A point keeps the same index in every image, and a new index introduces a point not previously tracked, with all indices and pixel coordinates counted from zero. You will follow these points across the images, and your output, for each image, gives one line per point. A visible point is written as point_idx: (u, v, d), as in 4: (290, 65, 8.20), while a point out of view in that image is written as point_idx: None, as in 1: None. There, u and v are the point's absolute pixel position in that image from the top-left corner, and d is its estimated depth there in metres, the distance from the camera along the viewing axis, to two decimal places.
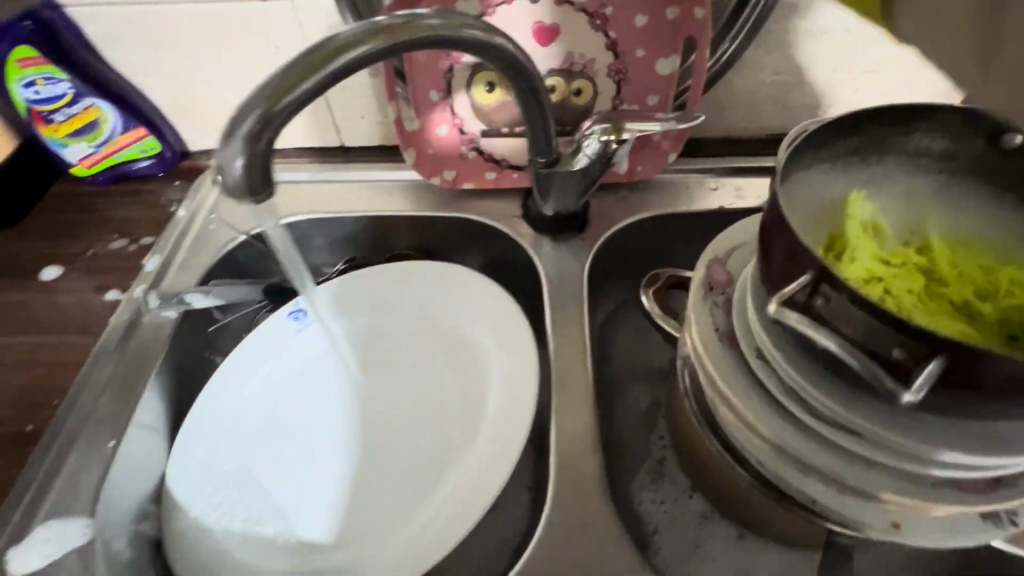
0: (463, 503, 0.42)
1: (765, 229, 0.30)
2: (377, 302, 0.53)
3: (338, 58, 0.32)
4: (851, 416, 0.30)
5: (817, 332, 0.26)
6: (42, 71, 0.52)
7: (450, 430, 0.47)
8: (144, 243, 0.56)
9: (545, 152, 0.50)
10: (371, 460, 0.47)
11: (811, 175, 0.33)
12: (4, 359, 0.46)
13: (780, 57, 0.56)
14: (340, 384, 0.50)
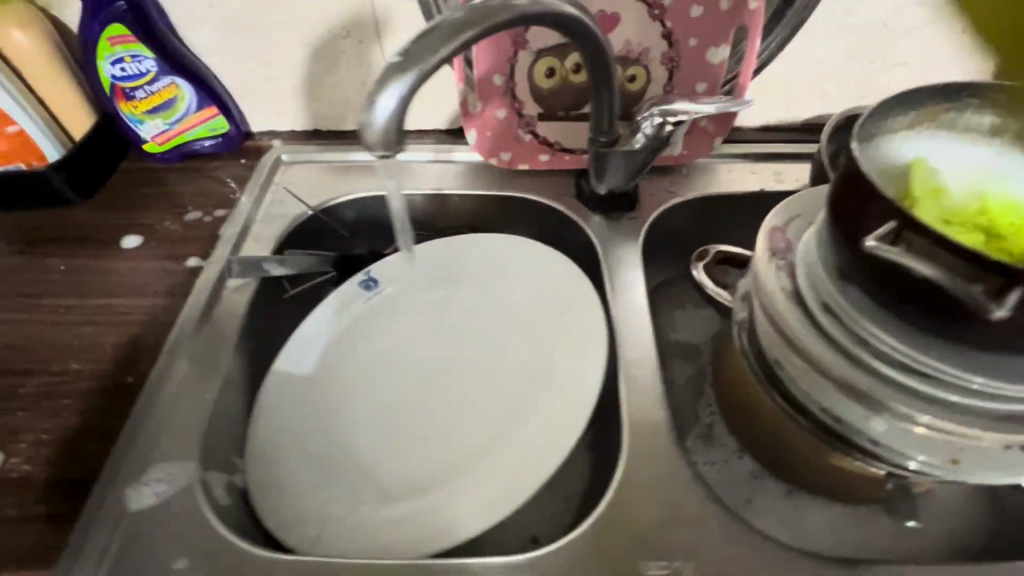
0: (535, 451, 0.45)
1: (844, 190, 0.34)
2: (446, 273, 0.56)
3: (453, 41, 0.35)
4: (919, 356, 0.34)
5: (908, 259, 0.30)
6: (130, 50, 0.55)
7: (517, 389, 0.50)
8: (218, 215, 0.59)
9: (607, 131, 0.53)
10: (441, 415, 0.49)
11: (879, 145, 0.37)
12: (101, 318, 0.50)
13: (822, 49, 0.59)
14: (411, 349, 0.53)
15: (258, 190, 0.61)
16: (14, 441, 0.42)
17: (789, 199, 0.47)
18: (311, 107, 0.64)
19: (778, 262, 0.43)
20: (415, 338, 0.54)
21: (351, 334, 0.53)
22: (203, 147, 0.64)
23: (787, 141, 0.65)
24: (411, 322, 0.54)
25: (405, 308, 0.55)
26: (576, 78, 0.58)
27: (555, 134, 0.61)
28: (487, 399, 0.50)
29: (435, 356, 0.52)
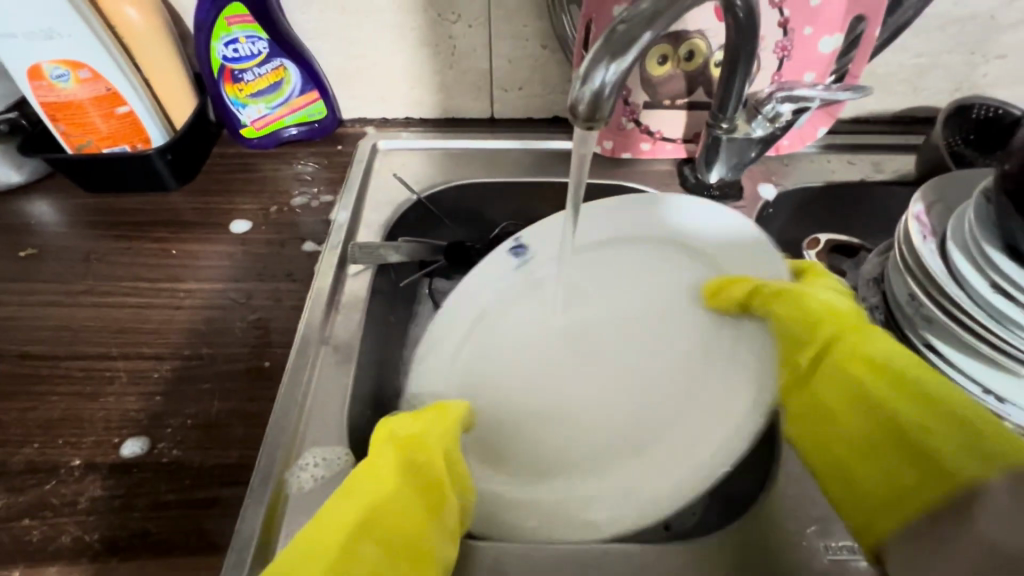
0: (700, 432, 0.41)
1: None
2: (598, 243, 0.53)
3: (674, 10, 0.33)
4: None
5: None
6: (246, 30, 0.55)
7: (676, 368, 0.45)
8: (324, 200, 0.59)
9: (729, 117, 0.53)
10: (588, 396, 0.47)
11: None
12: (229, 302, 0.50)
13: (925, 41, 0.59)
14: (544, 319, 0.51)
15: (361, 178, 0.60)
16: (160, 425, 0.42)
17: (928, 183, 0.48)
18: (407, 94, 0.63)
19: (930, 241, 0.44)
20: (560, 313, 0.51)
21: (488, 310, 0.52)
22: (292, 134, 0.63)
23: (878, 133, 0.66)
24: (560, 294, 0.52)
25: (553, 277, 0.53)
26: (687, 66, 0.57)
27: (659, 123, 0.61)
28: (637, 379, 0.46)
29: (582, 332, 0.50)
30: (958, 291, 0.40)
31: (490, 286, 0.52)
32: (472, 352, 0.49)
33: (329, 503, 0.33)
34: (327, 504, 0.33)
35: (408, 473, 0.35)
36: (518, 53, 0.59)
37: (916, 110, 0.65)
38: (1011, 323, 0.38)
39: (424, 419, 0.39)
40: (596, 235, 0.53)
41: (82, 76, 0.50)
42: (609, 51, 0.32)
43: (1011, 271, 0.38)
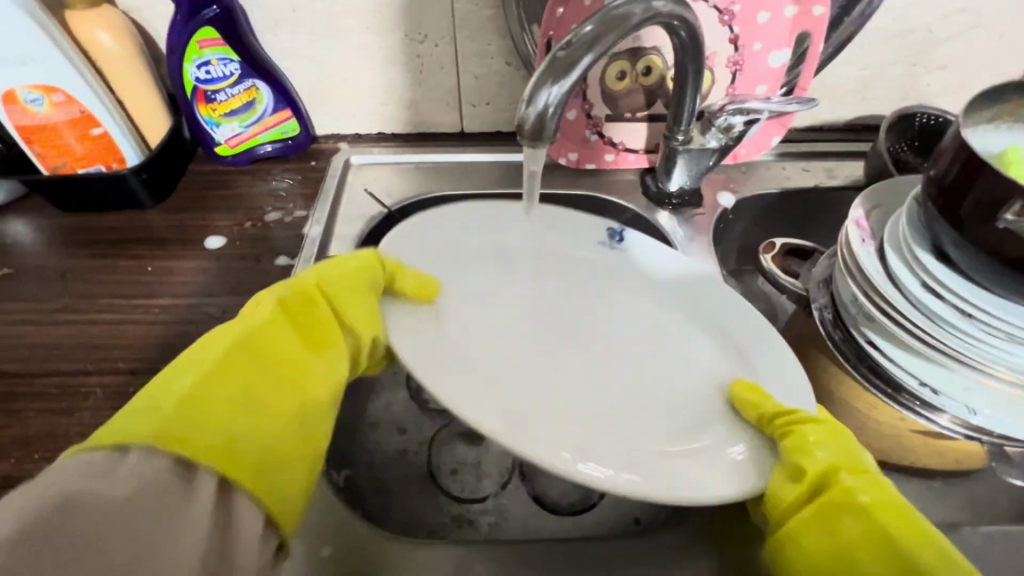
0: (720, 462, 0.37)
1: (964, 178, 0.39)
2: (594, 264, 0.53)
3: (612, 36, 0.35)
4: (1008, 320, 0.38)
5: None
6: (217, 52, 0.56)
7: (663, 384, 0.44)
8: (298, 215, 0.60)
9: (685, 129, 0.55)
10: (566, 373, 0.44)
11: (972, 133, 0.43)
12: (203, 317, 0.51)
13: (869, 54, 0.62)
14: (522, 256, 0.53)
15: (334, 193, 0.62)
16: None
17: (867, 190, 0.51)
18: (378, 110, 0.65)
19: (868, 244, 0.47)
20: (546, 286, 0.51)
21: (435, 273, 0.48)
22: (266, 151, 0.65)
23: (830, 141, 0.69)
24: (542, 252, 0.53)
25: (535, 271, 0.52)
26: (645, 81, 0.59)
27: (621, 134, 0.63)
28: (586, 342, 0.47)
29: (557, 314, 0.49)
30: (893, 290, 0.43)
31: (449, 245, 0.51)
32: (478, 272, 0.50)
33: (198, 341, 0.33)
34: (196, 342, 0.33)
35: (293, 310, 0.36)
36: (484, 70, 0.61)
37: (864, 119, 0.68)
38: (938, 318, 0.41)
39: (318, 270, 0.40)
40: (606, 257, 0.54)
41: (56, 99, 0.51)
42: (551, 74, 0.34)
43: (936, 269, 0.41)
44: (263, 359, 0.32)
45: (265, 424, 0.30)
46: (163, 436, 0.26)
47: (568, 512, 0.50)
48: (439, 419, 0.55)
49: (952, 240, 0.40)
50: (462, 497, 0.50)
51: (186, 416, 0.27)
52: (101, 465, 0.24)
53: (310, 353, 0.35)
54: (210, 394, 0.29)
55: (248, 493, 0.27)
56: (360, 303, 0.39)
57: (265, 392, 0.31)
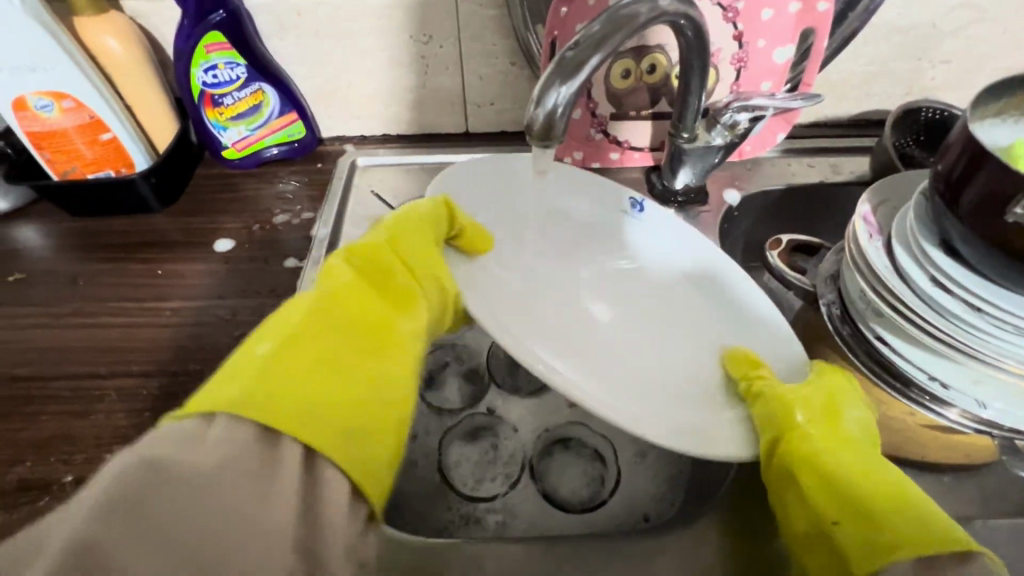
0: (724, 429, 0.40)
1: (971, 172, 0.39)
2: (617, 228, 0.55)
3: (619, 35, 0.35)
4: (1017, 312, 0.38)
5: None
6: (224, 56, 0.57)
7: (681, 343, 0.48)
8: (306, 217, 0.61)
9: (690, 126, 0.55)
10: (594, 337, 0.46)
11: (978, 127, 0.43)
12: (213, 318, 0.52)
13: (874, 49, 0.62)
14: (552, 222, 0.53)
15: (341, 196, 0.62)
16: None
17: (873, 185, 0.51)
18: (383, 111, 0.65)
19: (876, 239, 0.47)
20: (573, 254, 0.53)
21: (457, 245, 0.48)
22: (273, 154, 0.65)
23: (834, 137, 0.69)
24: (556, 214, 0.54)
25: (567, 232, 0.54)
26: (649, 79, 0.59)
27: (625, 132, 0.63)
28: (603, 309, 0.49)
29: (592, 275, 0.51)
30: (902, 285, 0.43)
31: (489, 207, 0.51)
32: (510, 233, 0.51)
33: (279, 312, 0.35)
34: (276, 313, 0.35)
35: (364, 279, 0.38)
36: (488, 70, 0.62)
37: (868, 114, 0.68)
38: (947, 312, 0.41)
39: (387, 231, 0.43)
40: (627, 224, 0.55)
41: (66, 105, 0.52)
42: (559, 74, 0.34)
43: (945, 264, 0.42)
44: (342, 326, 0.34)
45: (346, 388, 0.31)
46: (243, 404, 0.27)
47: (577, 510, 0.50)
48: (448, 418, 0.55)
49: (961, 235, 0.40)
50: (470, 495, 0.50)
51: (269, 384, 0.29)
52: (191, 432, 0.26)
53: (386, 316, 0.37)
54: (289, 357, 0.30)
55: (332, 460, 0.28)
56: (422, 258, 0.42)
57: (346, 358, 0.33)
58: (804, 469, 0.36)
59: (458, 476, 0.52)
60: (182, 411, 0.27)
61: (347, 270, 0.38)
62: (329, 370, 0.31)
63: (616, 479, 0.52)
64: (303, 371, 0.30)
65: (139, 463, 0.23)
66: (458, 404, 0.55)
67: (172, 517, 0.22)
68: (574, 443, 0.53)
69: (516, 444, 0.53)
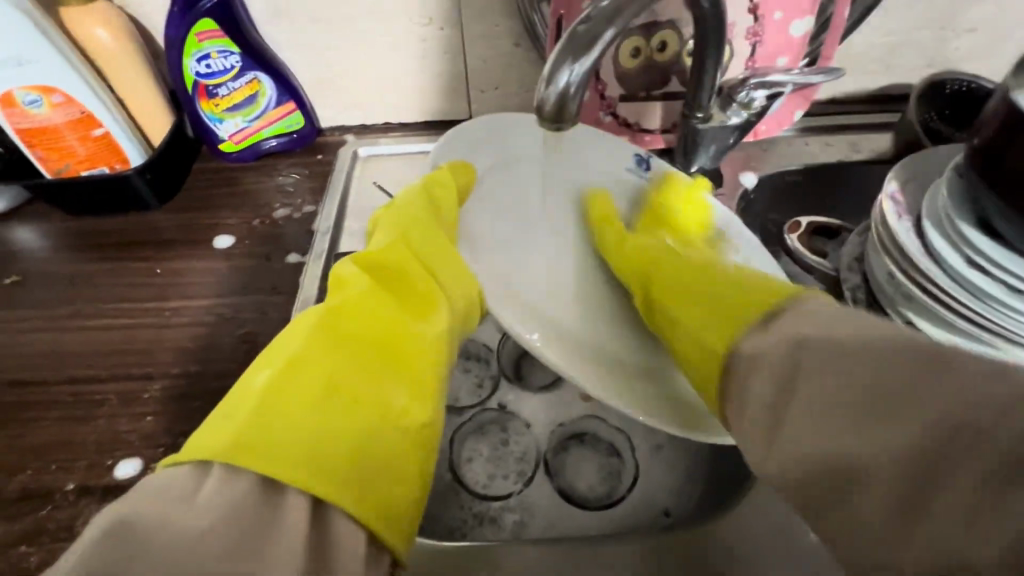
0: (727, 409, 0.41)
1: (1009, 148, 0.37)
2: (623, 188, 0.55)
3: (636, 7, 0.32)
4: None
5: None
6: (217, 45, 0.55)
7: None
8: (307, 210, 0.59)
9: (704, 106, 0.53)
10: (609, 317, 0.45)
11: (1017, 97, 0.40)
12: (215, 317, 0.50)
13: (895, 20, 0.59)
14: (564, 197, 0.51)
15: (342, 187, 0.60)
16: (153, 444, 0.42)
17: (901, 162, 0.48)
18: (382, 99, 0.63)
19: (904, 219, 0.44)
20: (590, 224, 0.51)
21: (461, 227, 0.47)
22: (272, 146, 0.63)
23: (852, 114, 0.66)
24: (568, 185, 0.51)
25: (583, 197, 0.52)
26: (660, 58, 0.57)
27: (636, 114, 0.61)
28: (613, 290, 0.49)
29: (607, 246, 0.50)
30: (935, 268, 0.41)
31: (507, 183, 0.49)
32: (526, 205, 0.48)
33: (288, 328, 0.34)
34: (284, 331, 0.34)
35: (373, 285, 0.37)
36: (491, 52, 0.59)
37: (889, 88, 0.65)
38: (986, 297, 0.38)
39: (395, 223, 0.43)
40: (636, 184, 0.55)
41: (56, 100, 0.50)
42: (570, 52, 0.32)
43: (982, 245, 0.39)
44: (355, 342, 0.33)
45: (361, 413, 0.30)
46: (240, 454, 0.26)
47: (596, 506, 0.48)
48: (459, 415, 0.53)
49: (1001, 214, 0.38)
50: (484, 494, 0.49)
51: (269, 421, 0.28)
52: (182, 485, 0.25)
53: (403, 326, 0.36)
54: (287, 389, 0.29)
55: (343, 510, 0.27)
56: (431, 247, 0.42)
57: (360, 380, 0.31)
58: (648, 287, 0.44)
59: (470, 474, 0.50)
60: (176, 454, 0.27)
61: (362, 282, 0.37)
62: (340, 399, 0.30)
63: (634, 473, 0.50)
64: (306, 402, 0.29)
65: (114, 524, 0.23)
66: (468, 402, 0.54)
67: (172, 560, 0.23)
68: (589, 437, 0.52)
69: (529, 441, 0.52)
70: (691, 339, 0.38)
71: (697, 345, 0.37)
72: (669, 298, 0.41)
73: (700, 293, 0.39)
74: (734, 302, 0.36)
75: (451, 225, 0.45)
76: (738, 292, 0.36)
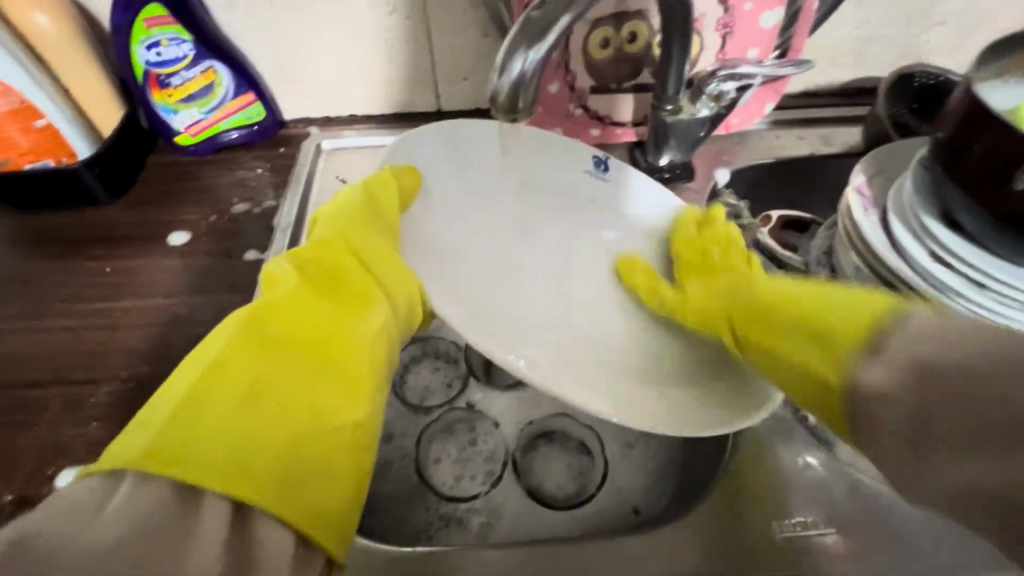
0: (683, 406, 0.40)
1: (970, 143, 0.37)
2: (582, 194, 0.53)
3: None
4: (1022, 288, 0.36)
5: None
6: (167, 32, 0.53)
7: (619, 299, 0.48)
8: (268, 206, 0.57)
9: (673, 98, 0.52)
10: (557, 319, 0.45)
11: (978, 89, 0.40)
12: (167, 317, 0.48)
13: (865, 12, 0.59)
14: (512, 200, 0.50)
15: (305, 182, 0.58)
16: (98, 451, 0.40)
17: (868, 155, 0.48)
18: (346, 90, 0.61)
19: (871, 213, 0.44)
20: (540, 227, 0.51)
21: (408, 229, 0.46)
22: (232, 138, 0.61)
23: (824, 107, 0.66)
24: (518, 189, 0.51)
25: (533, 199, 0.52)
26: (630, 48, 0.56)
27: (607, 107, 0.60)
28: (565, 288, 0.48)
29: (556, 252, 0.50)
30: (899, 261, 0.41)
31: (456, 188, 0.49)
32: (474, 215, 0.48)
33: (208, 334, 0.33)
34: (207, 336, 0.33)
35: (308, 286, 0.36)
36: (458, 43, 0.57)
37: (860, 82, 0.65)
38: (949, 290, 0.38)
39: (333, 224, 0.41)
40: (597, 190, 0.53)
41: None
42: (524, 36, 0.30)
43: (948, 238, 0.39)
44: (288, 343, 0.32)
45: (295, 408, 0.30)
46: (154, 463, 0.25)
47: (564, 506, 0.48)
48: (426, 415, 0.52)
49: (961, 206, 0.38)
50: (450, 496, 0.48)
51: (190, 422, 0.27)
52: (89, 499, 0.24)
53: (339, 324, 0.35)
54: (208, 395, 0.28)
55: (268, 513, 0.26)
56: (374, 244, 0.40)
57: (290, 379, 0.31)
58: (754, 325, 0.36)
59: (436, 476, 0.49)
60: (90, 464, 0.25)
61: (295, 280, 0.36)
62: (266, 400, 0.29)
63: (604, 472, 0.50)
64: (230, 410, 0.28)
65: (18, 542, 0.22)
66: (436, 401, 0.53)
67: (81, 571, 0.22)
68: (559, 435, 0.51)
69: (497, 440, 0.51)
70: (782, 356, 0.33)
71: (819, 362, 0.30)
72: (756, 329, 0.36)
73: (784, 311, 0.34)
74: (809, 310, 0.32)
75: (393, 224, 0.43)
76: (828, 298, 0.31)
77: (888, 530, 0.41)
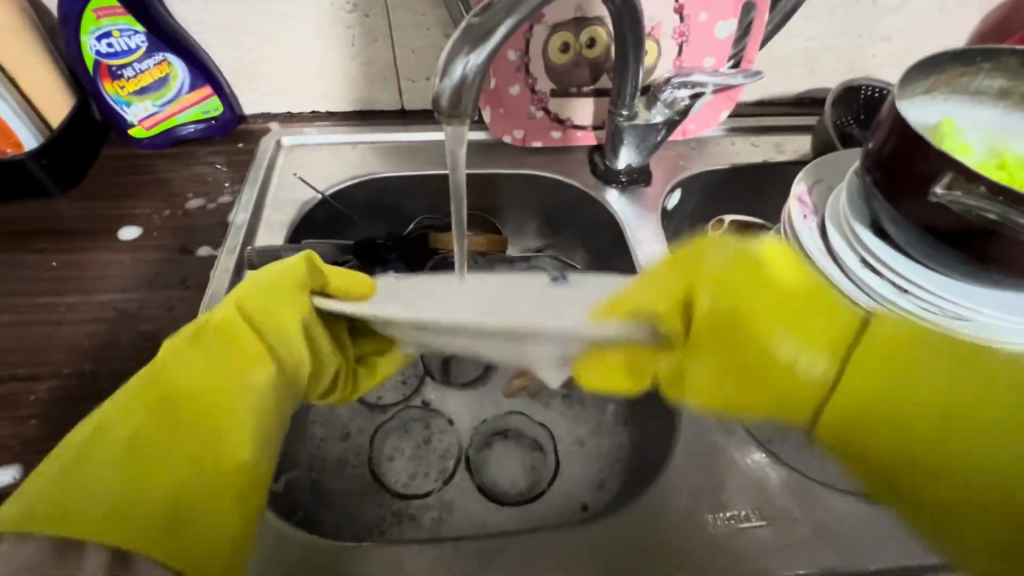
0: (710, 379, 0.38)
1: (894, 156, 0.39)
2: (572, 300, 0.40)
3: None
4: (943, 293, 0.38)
5: (975, 202, 0.34)
6: (118, 22, 0.52)
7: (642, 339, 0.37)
8: (225, 201, 0.56)
9: (628, 104, 0.53)
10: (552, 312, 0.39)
11: (904, 104, 0.43)
12: (116, 312, 0.47)
13: (815, 25, 0.61)
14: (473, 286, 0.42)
15: (262, 177, 0.57)
16: (36, 449, 0.40)
17: (811, 164, 0.50)
18: (308, 86, 0.61)
19: (810, 220, 0.46)
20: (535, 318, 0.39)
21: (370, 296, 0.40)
22: (189, 133, 0.60)
23: (778, 115, 0.68)
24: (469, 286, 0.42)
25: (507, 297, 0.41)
26: (589, 53, 0.57)
27: (567, 111, 0.61)
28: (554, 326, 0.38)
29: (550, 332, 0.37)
30: (831, 266, 0.43)
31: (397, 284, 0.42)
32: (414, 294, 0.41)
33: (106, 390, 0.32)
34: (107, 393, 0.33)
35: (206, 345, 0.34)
36: (420, 43, 0.58)
37: (811, 92, 0.68)
38: (875, 295, 0.41)
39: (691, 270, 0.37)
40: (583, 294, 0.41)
41: None
42: (467, 42, 0.31)
43: (873, 246, 0.41)
44: (167, 409, 0.31)
45: (171, 476, 0.30)
46: (29, 521, 0.26)
47: (516, 502, 0.49)
48: (383, 413, 0.53)
49: (888, 216, 0.40)
50: (403, 492, 0.49)
51: (64, 492, 0.27)
52: None
53: (226, 381, 0.33)
54: (86, 461, 0.28)
55: (148, 557, 0.27)
56: (272, 311, 0.36)
57: (170, 438, 0.31)
58: (865, 379, 0.34)
59: (390, 473, 0.50)
60: None
61: (179, 343, 0.33)
62: (142, 459, 0.29)
63: (555, 467, 0.51)
64: (103, 475, 0.28)
65: None
66: (393, 399, 0.54)
67: None
68: (512, 432, 0.52)
69: (452, 438, 0.52)
70: (935, 408, 0.33)
71: (935, 487, 0.33)
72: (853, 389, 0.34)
73: (936, 379, 0.33)
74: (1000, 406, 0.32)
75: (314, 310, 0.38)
76: (924, 375, 0.33)
77: (823, 525, 0.41)
